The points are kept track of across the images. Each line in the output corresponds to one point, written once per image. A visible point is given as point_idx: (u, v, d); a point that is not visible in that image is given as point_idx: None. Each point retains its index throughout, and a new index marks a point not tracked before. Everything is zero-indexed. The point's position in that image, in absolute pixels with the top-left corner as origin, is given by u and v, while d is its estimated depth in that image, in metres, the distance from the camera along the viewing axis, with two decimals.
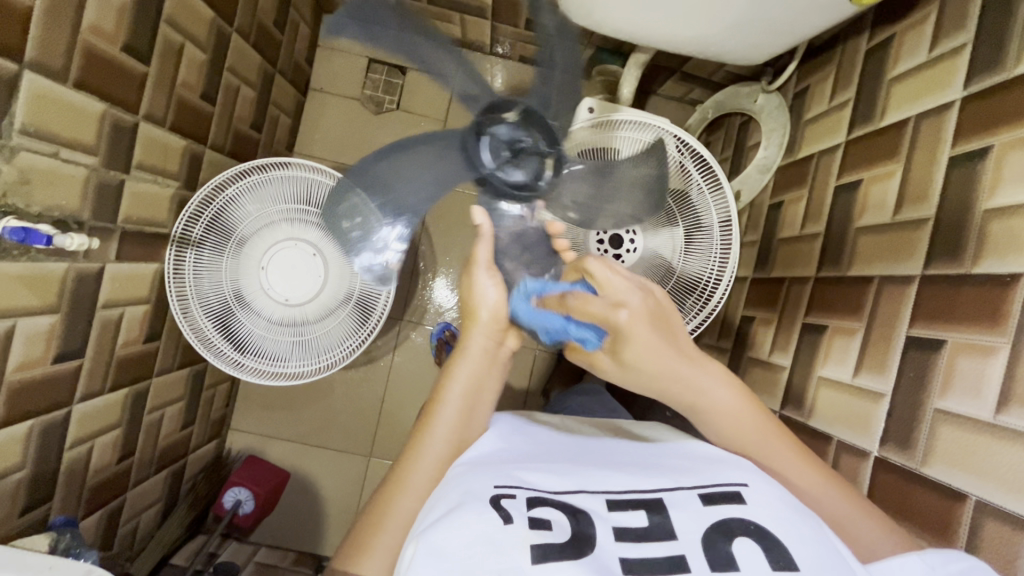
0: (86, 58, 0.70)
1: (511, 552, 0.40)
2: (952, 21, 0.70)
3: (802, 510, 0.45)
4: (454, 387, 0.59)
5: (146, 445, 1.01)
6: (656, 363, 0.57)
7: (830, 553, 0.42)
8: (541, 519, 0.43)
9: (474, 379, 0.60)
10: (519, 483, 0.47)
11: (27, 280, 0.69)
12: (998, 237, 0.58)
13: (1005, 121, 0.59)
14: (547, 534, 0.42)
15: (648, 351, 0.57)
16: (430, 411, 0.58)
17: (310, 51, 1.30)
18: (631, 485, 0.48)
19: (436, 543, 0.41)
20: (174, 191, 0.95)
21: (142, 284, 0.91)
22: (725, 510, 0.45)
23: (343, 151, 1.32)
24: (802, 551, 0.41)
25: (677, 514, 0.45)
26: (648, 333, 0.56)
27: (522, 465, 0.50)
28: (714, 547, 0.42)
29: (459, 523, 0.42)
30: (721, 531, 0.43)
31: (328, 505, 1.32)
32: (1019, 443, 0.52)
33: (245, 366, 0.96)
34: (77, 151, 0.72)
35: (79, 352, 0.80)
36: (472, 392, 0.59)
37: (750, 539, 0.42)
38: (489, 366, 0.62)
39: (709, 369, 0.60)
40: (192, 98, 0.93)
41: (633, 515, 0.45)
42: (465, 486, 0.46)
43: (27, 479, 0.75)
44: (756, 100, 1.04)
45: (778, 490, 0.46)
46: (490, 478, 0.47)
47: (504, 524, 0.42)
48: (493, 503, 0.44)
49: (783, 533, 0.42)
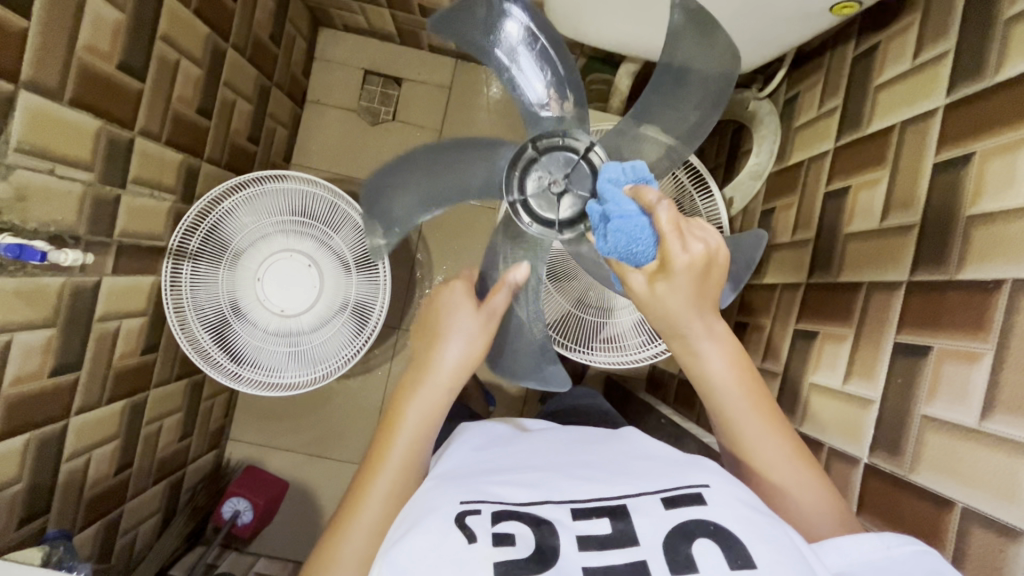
0: (82, 77, 0.72)
1: (473, 569, 0.41)
2: (934, 28, 0.70)
3: (763, 509, 0.46)
4: (413, 410, 0.55)
5: (144, 456, 1.02)
6: (682, 299, 0.53)
7: (790, 553, 0.42)
8: (504, 536, 0.44)
9: (432, 405, 0.56)
10: (484, 499, 0.47)
11: (23, 295, 0.70)
12: (981, 243, 0.58)
13: (988, 128, 0.60)
14: (509, 550, 0.43)
15: (675, 293, 0.52)
16: (391, 424, 0.55)
17: (306, 64, 1.31)
18: (596, 491, 0.48)
19: (399, 564, 0.42)
20: (170, 205, 0.96)
21: (139, 297, 0.92)
22: (687, 512, 0.45)
23: (339, 162, 1.34)
24: (763, 551, 0.41)
25: (639, 520, 0.45)
26: (685, 282, 0.52)
27: (489, 478, 0.51)
28: (675, 550, 0.43)
29: (425, 538, 0.43)
30: (682, 533, 0.44)
31: (327, 515, 1.32)
32: (1004, 449, 0.52)
33: (242, 378, 0.97)
34: (74, 168, 0.74)
35: (76, 365, 0.81)
36: (435, 414, 0.56)
37: (709, 540, 0.43)
38: (449, 388, 0.58)
39: (715, 326, 0.55)
40: (188, 113, 0.94)
41: (597, 523, 0.45)
42: (429, 503, 0.47)
43: (24, 492, 0.75)
44: (748, 107, 1.03)
45: (740, 490, 0.46)
46: (455, 494, 0.48)
47: (469, 544, 0.43)
48: (458, 524, 0.44)
49: (741, 532, 0.43)
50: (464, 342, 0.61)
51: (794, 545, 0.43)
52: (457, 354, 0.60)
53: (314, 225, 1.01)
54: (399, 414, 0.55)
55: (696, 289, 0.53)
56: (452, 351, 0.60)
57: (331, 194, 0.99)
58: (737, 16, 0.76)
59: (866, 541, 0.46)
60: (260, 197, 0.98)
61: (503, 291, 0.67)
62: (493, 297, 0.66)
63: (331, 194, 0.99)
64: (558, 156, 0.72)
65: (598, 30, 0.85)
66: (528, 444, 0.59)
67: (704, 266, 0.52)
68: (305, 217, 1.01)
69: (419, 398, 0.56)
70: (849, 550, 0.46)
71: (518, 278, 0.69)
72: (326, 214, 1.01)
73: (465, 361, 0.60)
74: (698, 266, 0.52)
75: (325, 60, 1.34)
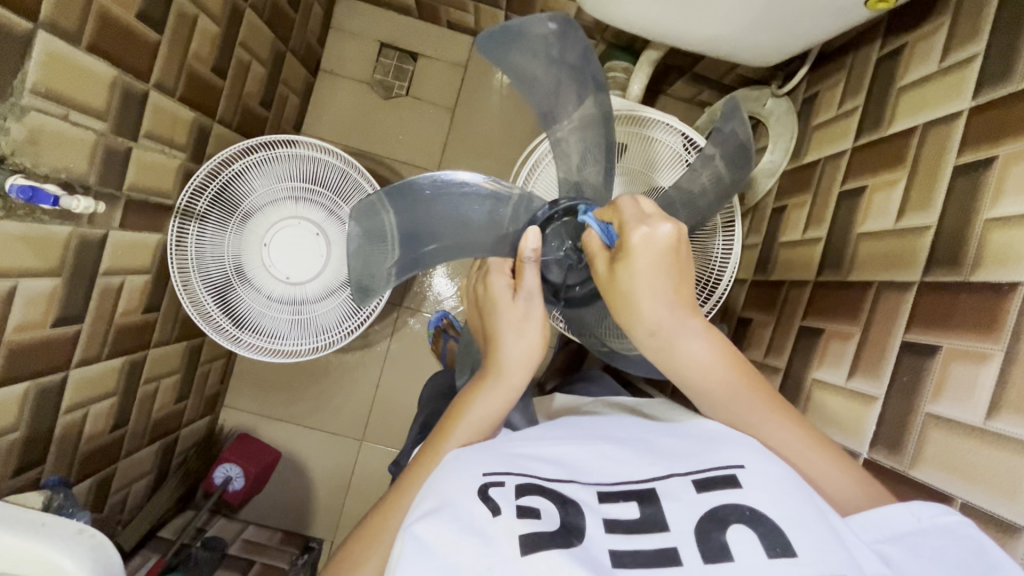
0: (100, 23, 0.70)
1: (497, 544, 0.42)
2: (965, 30, 0.70)
3: (804, 491, 0.45)
4: (471, 416, 0.58)
5: (140, 414, 1.01)
6: (654, 273, 0.55)
7: (833, 540, 0.41)
8: (529, 508, 0.45)
9: (495, 412, 0.58)
10: (510, 470, 0.48)
11: (30, 241, 0.69)
12: (996, 246, 0.59)
13: (1010, 133, 0.60)
14: (535, 522, 0.43)
15: (646, 278, 0.55)
16: (441, 435, 0.57)
17: (322, 32, 1.29)
18: (626, 474, 0.49)
19: (421, 539, 0.42)
20: (180, 162, 0.95)
21: (144, 253, 0.91)
22: (719, 497, 0.45)
23: (350, 135, 1.32)
24: (801, 538, 0.41)
25: (669, 505, 0.45)
26: (653, 262, 0.54)
27: (516, 451, 0.51)
28: (707, 537, 0.42)
29: (445, 520, 0.43)
30: (715, 519, 0.43)
31: (318, 488, 1.32)
32: (1010, 448, 0.53)
33: (243, 342, 0.96)
34: (87, 115, 0.72)
35: (78, 317, 0.80)
36: (493, 424, 0.58)
37: (745, 527, 0.42)
38: (510, 399, 0.60)
39: (693, 324, 0.56)
40: (204, 70, 0.92)
41: (625, 506, 0.46)
42: (451, 481, 0.47)
43: (22, 440, 0.75)
44: (765, 104, 1.06)
45: (777, 470, 0.46)
46: (478, 464, 0.49)
47: (492, 516, 0.44)
48: (482, 495, 0.45)
49: (782, 521, 0.42)
50: (526, 340, 0.63)
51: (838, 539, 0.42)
52: (518, 361, 0.62)
53: (323, 193, 1.00)
54: (452, 426, 0.57)
55: (667, 270, 0.55)
56: (512, 350, 0.62)
57: (343, 162, 0.97)
58: (770, 8, 0.76)
59: (894, 516, 0.47)
60: (271, 162, 0.96)
61: (530, 266, 0.64)
62: (524, 276, 0.64)
63: (343, 163, 0.97)
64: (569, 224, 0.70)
65: (626, 13, 0.85)
66: (553, 428, 0.59)
67: (665, 250, 0.55)
68: (316, 185, 1.00)
69: (484, 398, 0.59)
70: (885, 522, 0.47)
71: (533, 248, 0.64)
72: (338, 184, 1.00)
73: (526, 357, 0.62)
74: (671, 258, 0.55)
75: (341, 30, 1.32)
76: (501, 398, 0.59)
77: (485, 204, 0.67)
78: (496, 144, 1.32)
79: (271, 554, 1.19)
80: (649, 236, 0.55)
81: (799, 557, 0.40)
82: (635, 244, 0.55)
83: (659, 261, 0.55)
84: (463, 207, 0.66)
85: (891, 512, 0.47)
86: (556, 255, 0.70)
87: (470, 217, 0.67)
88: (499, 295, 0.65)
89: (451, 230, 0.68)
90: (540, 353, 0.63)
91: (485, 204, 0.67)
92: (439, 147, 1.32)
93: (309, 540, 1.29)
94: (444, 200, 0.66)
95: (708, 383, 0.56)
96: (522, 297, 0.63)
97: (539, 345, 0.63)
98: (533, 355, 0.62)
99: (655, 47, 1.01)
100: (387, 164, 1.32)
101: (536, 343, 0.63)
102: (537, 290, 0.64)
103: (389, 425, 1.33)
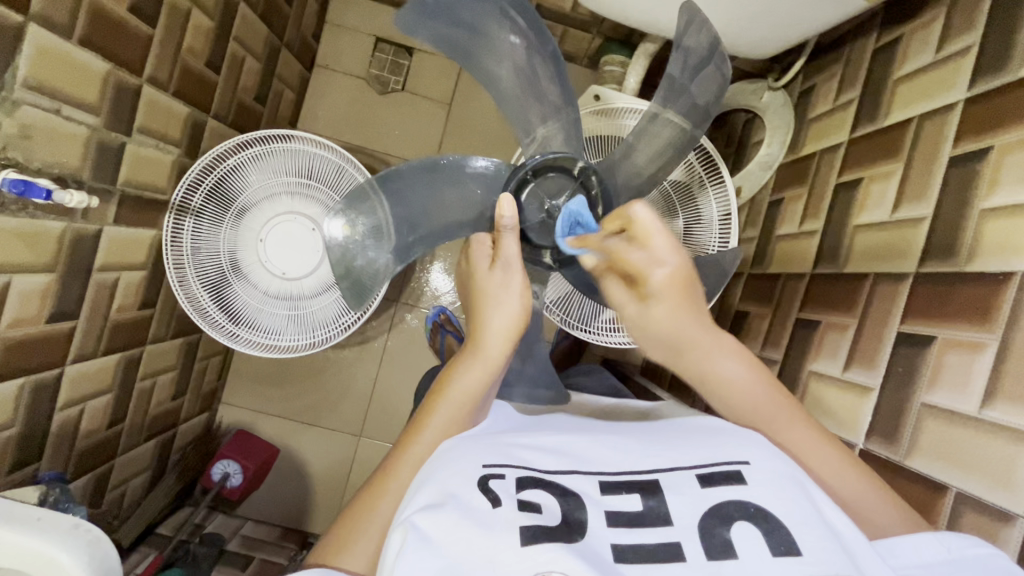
0: (91, 16, 0.70)
1: (500, 535, 0.42)
2: (961, 21, 0.70)
3: (806, 487, 0.46)
4: (453, 392, 0.56)
5: (137, 411, 1.01)
6: (677, 310, 0.59)
7: (835, 539, 0.42)
8: (530, 502, 0.45)
9: (477, 387, 0.57)
10: (510, 462, 0.48)
11: (23, 236, 0.68)
12: (992, 236, 0.59)
13: (1006, 123, 0.60)
14: (537, 517, 0.44)
15: (668, 318, 0.59)
16: (424, 411, 0.56)
17: (318, 26, 1.28)
18: (628, 465, 0.48)
19: (421, 531, 0.42)
20: (174, 158, 0.94)
21: (139, 249, 0.91)
22: (725, 493, 0.45)
23: (346, 130, 1.31)
24: (807, 538, 0.41)
25: (672, 498, 0.45)
26: (673, 301, 0.59)
27: (516, 441, 0.51)
28: (710, 535, 0.43)
29: (448, 516, 0.43)
30: (718, 517, 0.43)
31: (316, 483, 1.32)
32: (1002, 436, 0.53)
33: (239, 337, 0.96)
34: (80, 110, 0.72)
35: (73, 313, 0.79)
36: (476, 398, 0.56)
37: (749, 526, 0.42)
38: (490, 373, 0.58)
39: (723, 344, 0.58)
40: (197, 65, 0.92)
41: (628, 498, 0.46)
42: (451, 472, 0.47)
43: (17, 436, 0.75)
44: (762, 97, 1.05)
45: (781, 467, 0.46)
46: (478, 455, 0.48)
47: (493, 506, 0.44)
48: (481, 486, 0.45)
49: (787, 518, 0.43)
50: (508, 310, 0.61)
51: (843, 545, 0.42)
52: (498, 333, 0.60)
53: (320, 190, 1.00)
54: (435, 400, 0.56)
55: (683, 300, 0.59)
56: (494, 322, 0.60)
57: (339, 158, 0.97)
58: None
59: (924, 543, 0.47)
60: (266, 157, 0.96)
61: (508, 235, 0.63)
62: (503, 245, 0.63)
63: (339, 158, 0.97)
64: (546, 182, 0.67)
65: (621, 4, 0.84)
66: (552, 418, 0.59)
67: (681, 284, 0.59)
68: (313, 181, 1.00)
69: (468, 371, 0.58)
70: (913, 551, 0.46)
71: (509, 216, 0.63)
72: (334, 179, 0.99)
73: (508, 329, 0.60)
74: (681, 283, 0.59)
75: (336, 24, 1.31)
76: (483, 372, 0.58)
77: (460, 184, 0.69)
78: (492, 136, 1.32)
79: (270, 550, 1.20)
80: (668, 274, 0.59)
81: (804, 556, 0.40)
82: (654, 285, 0.59)
83: (672, 298, 0.59)
84: (437, 190, 0.69)
85: (920, 541, 0.47)
86: (538, 217, 0.67)
87: (450, 199, 0.70)
88: (476, 266, 0.64)
89: (431, 212, 0.69)
90: (523, 321, 0.61)
91: (458, 182, 0.69)
92: (435, 143, 1.32)
93: (308, 536, 1.29)
94: (422, 185, 0.68)
95: (749, 409, 0.56)
96: (500, 269, 0.62)
97: (519, 315, 0.61)
98: (515, 327, 0.61)
99: (652, 40, 1.01)
100: (382, 159, 1.31)
101: (517, 315, 0.61)
102: (516, 257, 0.63)
103: (387, 421, 1.33)
